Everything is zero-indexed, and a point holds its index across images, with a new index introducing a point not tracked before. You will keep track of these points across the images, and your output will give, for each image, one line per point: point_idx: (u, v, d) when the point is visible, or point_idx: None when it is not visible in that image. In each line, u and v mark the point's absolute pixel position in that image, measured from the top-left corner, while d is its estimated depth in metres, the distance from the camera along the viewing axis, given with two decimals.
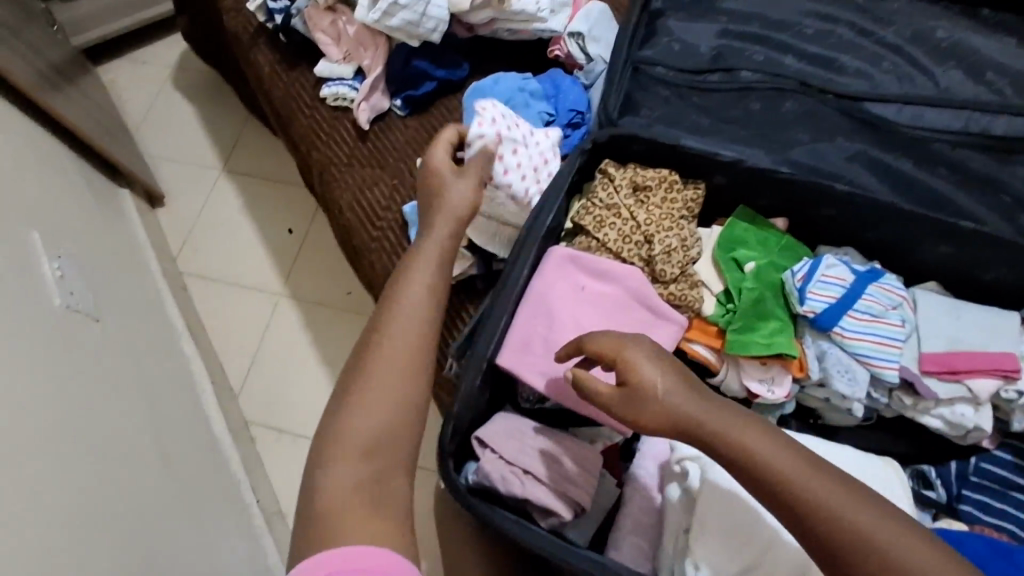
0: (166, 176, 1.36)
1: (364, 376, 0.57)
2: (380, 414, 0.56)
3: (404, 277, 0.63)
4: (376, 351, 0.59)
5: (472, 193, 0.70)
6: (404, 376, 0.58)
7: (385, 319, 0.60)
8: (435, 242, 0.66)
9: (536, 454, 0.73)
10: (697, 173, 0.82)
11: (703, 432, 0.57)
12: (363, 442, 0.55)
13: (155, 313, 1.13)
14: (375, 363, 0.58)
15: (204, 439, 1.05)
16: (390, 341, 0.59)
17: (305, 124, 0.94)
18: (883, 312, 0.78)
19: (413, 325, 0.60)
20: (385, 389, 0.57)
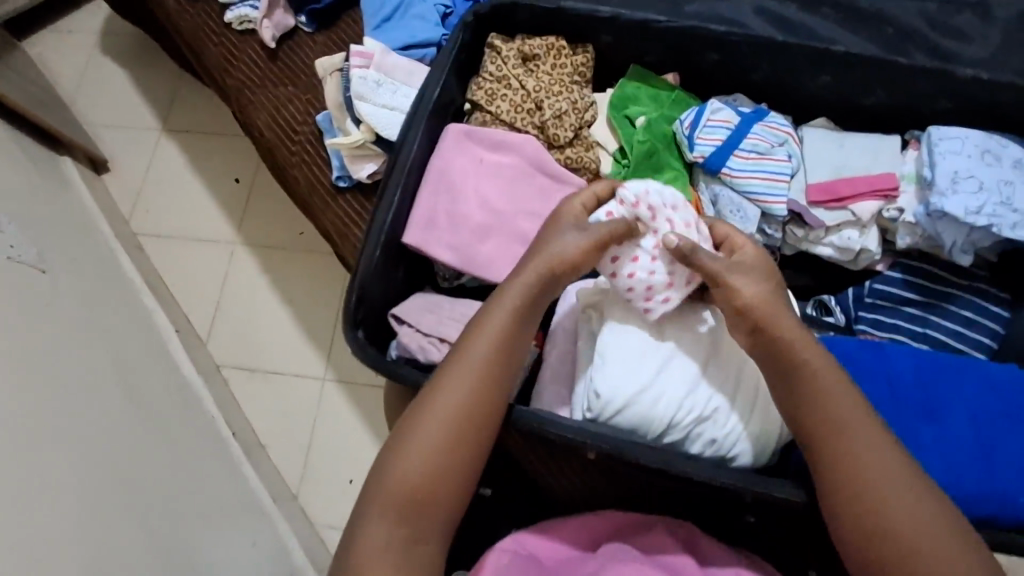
0: (132, 164, 1.86)
1: (424, 421, 0.63)
2: (421, 468, 0.61)
3: (477, 328, 0.66)
4: (435, 407, 0.63)
5: (581, 251, 0.67)
6: (459, 439, 0.63)
7: (454, 371, 0.64)
8: (512, 298, 0.67)
9: (451, 324, 0.81)
10: (585, 37, 0.87)
11: (839, 428, 0.60)
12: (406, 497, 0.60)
13: (115, 270, 1.57)
14: (432, 415, 0.63)
15: (159, 349, 1.49)
16: (445, 401, 0.63)
17: (216, 51, 1.16)
18: (769, 149, 0.82)
19: (472, 392, 0.64)
20: (434, 447, 0.62)
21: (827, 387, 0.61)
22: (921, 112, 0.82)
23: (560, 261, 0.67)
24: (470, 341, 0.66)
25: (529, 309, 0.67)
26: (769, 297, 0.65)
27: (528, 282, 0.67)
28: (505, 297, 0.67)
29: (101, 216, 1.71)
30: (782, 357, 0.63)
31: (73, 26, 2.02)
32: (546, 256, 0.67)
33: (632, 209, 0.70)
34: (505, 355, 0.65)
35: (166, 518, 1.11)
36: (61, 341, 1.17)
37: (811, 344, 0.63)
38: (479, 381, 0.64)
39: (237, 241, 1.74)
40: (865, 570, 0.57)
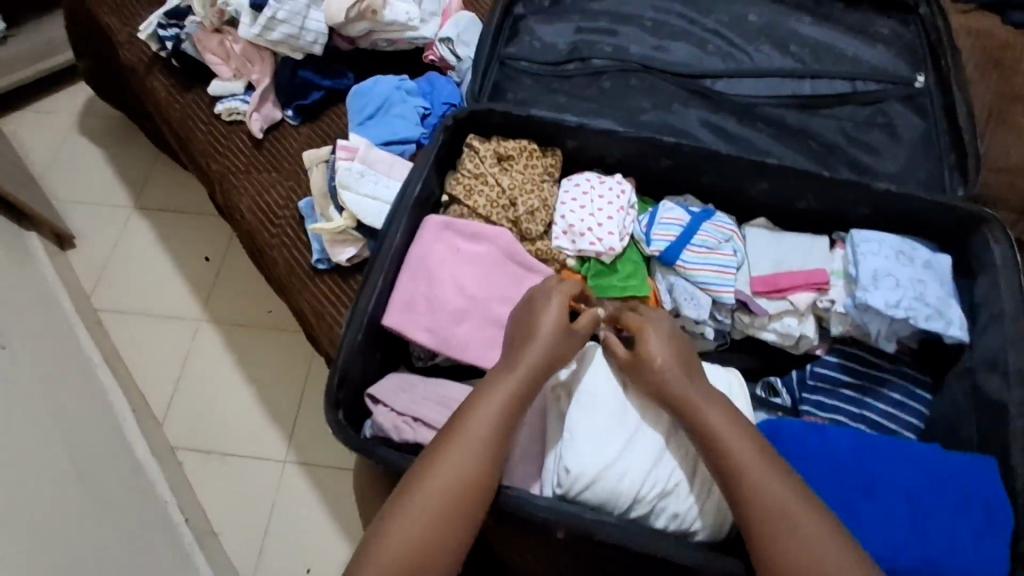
0: (100, 239, 1.87)
1: (408, 512, 0.67)
2: (405, 556, 0.65)
3: (481, 405, 0.72)
4: (418, 500, 0.67)
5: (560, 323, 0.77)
6: (442, 529, 0.66)
7: (438, 465, 0.69)
8: (516, 377, 0.74)
9: (426, 404, 0.84)
10: (553, 142, 0.97)
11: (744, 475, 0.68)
12: (401, 564, 0.64)
13: (72, 347, 1.54)
14: (431, 484, 0.68)
15: (112, 429, 1.44)
16: (444, 473, 0.68)
17: (204, 137, 1.23)
18: (717, 245, 0.91)
19: (458, 483, 0.68)
20: (418, 534, 0.66)
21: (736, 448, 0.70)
22: (845, 214, 0.94)
23: (553, 345, 0.76)
24: (473, 418, 0.71)
25: (512, 407, 0.72)
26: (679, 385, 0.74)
27: (528, 364, 0.74)
28: (487, 396, 0.73)
29: (62, 291, 1.69)
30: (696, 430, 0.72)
31: (51, 107, 2.07)
32: (533, 354, 0.75)
33: (614, 185, 0.95)
34: (496, 439, 0.71)
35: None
36: (15, 421, 1.12)
37: (713, 408, 0.73)
38: (479, 455, 0.70)
39: (203, 317, 1.74)
40: None
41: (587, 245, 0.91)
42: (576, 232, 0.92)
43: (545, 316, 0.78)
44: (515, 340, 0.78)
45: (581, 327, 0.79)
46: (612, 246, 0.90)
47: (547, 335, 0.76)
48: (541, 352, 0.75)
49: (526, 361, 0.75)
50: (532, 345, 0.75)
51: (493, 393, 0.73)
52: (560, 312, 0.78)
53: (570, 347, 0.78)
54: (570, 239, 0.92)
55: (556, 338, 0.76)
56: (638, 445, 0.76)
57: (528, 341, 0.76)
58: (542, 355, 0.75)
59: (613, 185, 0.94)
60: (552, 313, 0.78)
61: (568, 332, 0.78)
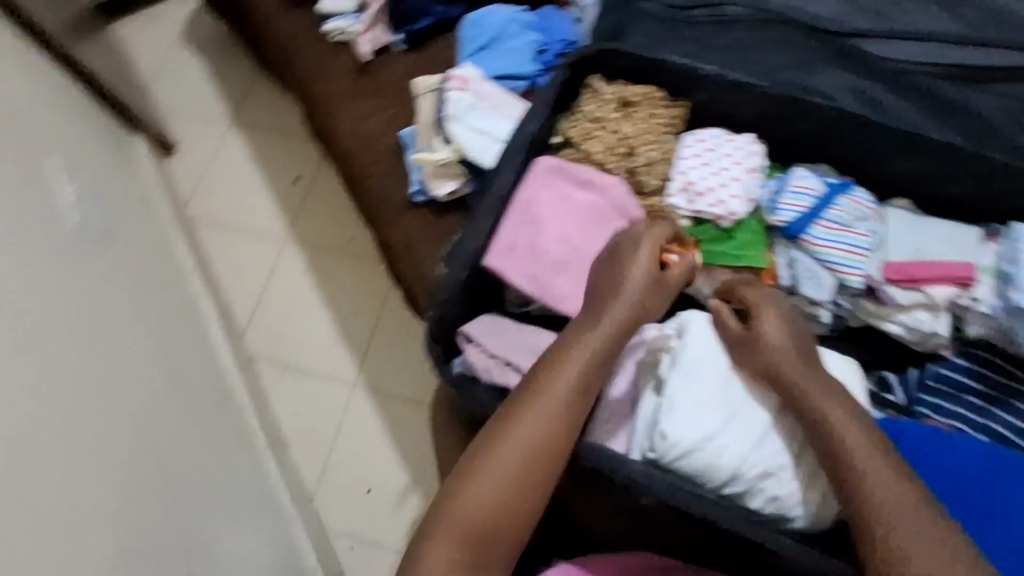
0: (197, 149, 1.92)
1: (490, 465, 0.67)
2: (486, 505, 0.65)
3: (567, 360, 0.71)
4: (501, 453, 0.67)
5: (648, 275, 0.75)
6: (521, 484, 0.66)
7: (521, 420, 0.68)
8: (603, 334, 0.72)
9: (517, 349, 0.82)
10: (679, 92, 0.90)
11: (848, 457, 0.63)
12: (483, 513, 0.65)
13: (168, 250, 1.61)
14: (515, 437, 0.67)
15: (199, 332, 1.51)
16: (528, 427, 0.68)
17: (311, 56, 1.21)
18: (851, 222, 0.83)
19: (541, 437, 0.68)
20: (502, 485, 0.66)
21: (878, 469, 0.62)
22: (1003, 205, 0.83)
23: (640, 299, 0.74)
24: (559, 372, 0.70)
25: (595, 364, 0.71)
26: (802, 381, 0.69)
27: (617, 322, 0.73)
28: (572, 351, 0.71)
29: (162, 196, 1.76)
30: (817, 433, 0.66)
31: (160, 17, 2.11)
32: (620, 311, 0.73)
33: (742, 144, 0.87)
34: (580, 394, 0.70)
35: (198, 503, 1.11)
36: (116, 315, 1.19)
37: (846, 415, 0.66)
38: (564, 411, 0.69)
39: (288, 237, 1.78)
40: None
41: (707, 208, 0.85)
42: (696, 190, 0.86)
43: (634, 268, 0.75)
44: (600, 292, 0.75)
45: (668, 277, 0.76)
46: (734, 210, 0.85)
47: (636, 291, 0.74)
48: (630, 300, 0.74)
49: (610, 312, 0.73)
50: (620, 302, 0.73)
51: (578, 349, 0.71)
52: (649, 260, 0.76)
53: (656, 301, 0.76)
54: (689, 199, 0.86)
55: (644, 292, 0.74)
56: (739, 424, 0.72)
57: (615, 296, 0.74)
58: (630, 313, 0.73)
59: (740, 143, 0.87)
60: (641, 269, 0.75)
61: (655, 287, 0.76)
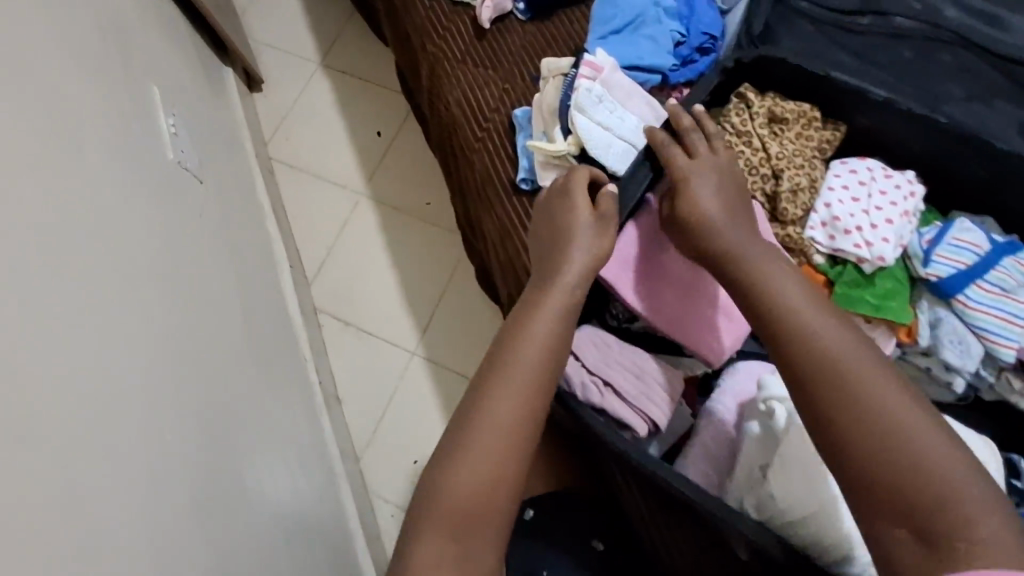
0: (284, 88, 1.89)
1: (470, 440, 0.63)
2: (472, 489, 0.61)
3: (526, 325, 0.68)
4: (482, 424, 0.63)
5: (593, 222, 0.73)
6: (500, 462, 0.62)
7: (490, 396, 0.64)
8: (561, 294, 0.70)
9: (620, 371, 0.77)
10: (839, 113, 0.80)
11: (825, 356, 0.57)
12: (464, 499, 0.61)
13: (249, 190, 1.59)
14: (491, 412, 0.64)
15: (272, 277, 1.50)
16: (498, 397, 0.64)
17: (425, 13, 1.14)
18: (1014, 288, 0.74)
19: (517, 410, 0.64)
20: (486, 466, 0.62)
21: (933, 452, 0.51)
22: None
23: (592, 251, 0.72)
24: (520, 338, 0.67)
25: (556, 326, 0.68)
26: (829, 347, 0.57)
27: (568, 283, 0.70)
28: (533, 318, 0.68)
29: (246, 132, 1.74)
30: (850, 412, 0.54)
31: None
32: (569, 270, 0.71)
33: (905, 188, 0.78)
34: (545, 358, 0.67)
35: (262, 451, 1.12)
36: (201, 250, 1.18)
37: (880, 383, 0.55)
38: (531, 379, 0.65)
39: (364, 192, 1.75)
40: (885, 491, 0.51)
41: (848, 250, 0.76)
42: (840, 227, 0.77)
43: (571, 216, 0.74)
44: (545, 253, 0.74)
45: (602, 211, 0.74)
46: (882, 255, 0.75)
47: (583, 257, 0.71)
48: (577, 265, 0.71)
49: (571, 279, 0.70)
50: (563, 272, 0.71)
51: (541, 312, 0.69)
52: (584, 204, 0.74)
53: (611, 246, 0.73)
54: (830, 238, 0.78)
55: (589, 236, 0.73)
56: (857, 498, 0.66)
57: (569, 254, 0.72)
58: (576, 276, 0.71)
59: (902, 187, 0.78)
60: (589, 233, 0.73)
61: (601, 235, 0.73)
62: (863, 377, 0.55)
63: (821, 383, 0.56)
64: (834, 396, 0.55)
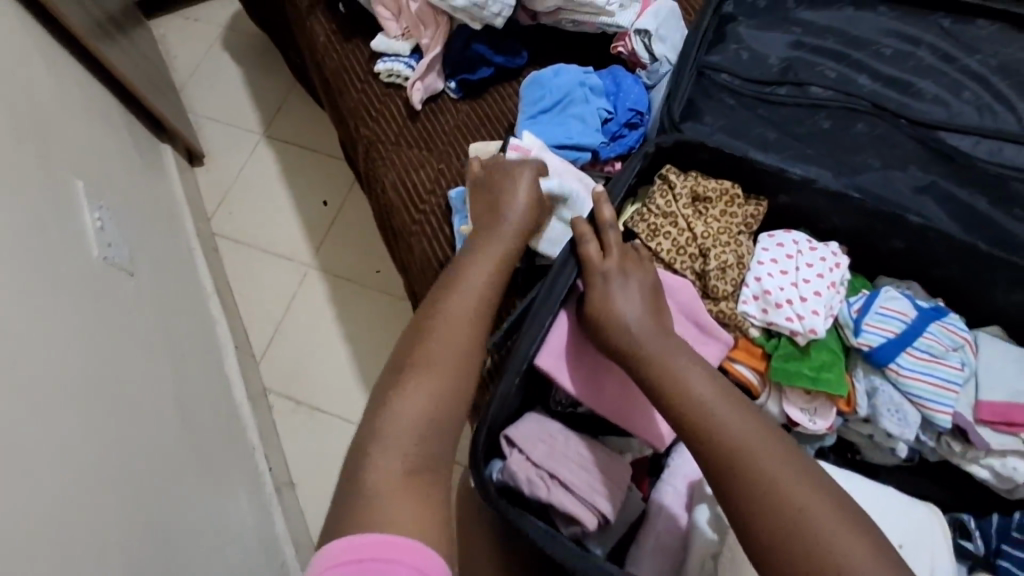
0: (226, 162, 1.86)
1: (419, 375, 0.70)
2: (417, 420, 0.67)
3: (468, 278, 0.78)
4: (429, 366, 0.71)
5: (526, 198, 0.85)
6: (440, 411, 0.69)
7: (430, 346, 0.73)
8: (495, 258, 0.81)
9: (565, 462, 0.75)
10: (762, 189, 0.82)
11: (730, 446, 0.59)
12: (408, 432, 0.66)
13: (189, 270, 1.55)
14: (438, 351, 0.72)
15: (213, 361, 1.44)
16: (443, 343, 0.73)
17: (358, 95, 1.14)
18: (943, 353, 0.75)
19: (459, 354, 0.72)
20: (429, 404, 0.68)
21: (838, 543, 0.53)
22: None
23: (521, 225, 0.84)
24: (464, 289, 0.77)
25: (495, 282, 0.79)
26: (737, 435, 0.60)
27: (502, 251, 0.81)
28: (474, 276, 0.79)
29: (186, 210, 1.70)
30: (758, 501, 0.57)
31: (202, 16, 2.07)
32: (504, 236, 0.83)
33: (828, 258, 0.79)
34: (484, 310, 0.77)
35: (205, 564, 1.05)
36: (133, 350, 1.13)
37: (787, 470, 0.57)
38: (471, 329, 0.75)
39: (312, 264, 1.72)
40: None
41: (784, 325, 0.76)
42: (772, 301, 0.77)
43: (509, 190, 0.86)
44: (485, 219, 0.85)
45: (522, 187, 0.86)
46: (814, 328, 0.76)
47: (507, 225, 0.83)
48: (509, 238, 0.83)
49: None
50: (496, 241, 0.82)
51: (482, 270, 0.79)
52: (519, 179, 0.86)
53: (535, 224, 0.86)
54: (763, 313, 0.78)
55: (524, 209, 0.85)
56: None
57: (505, 228, 0.83)
58: (508, 245, 0.82)
59: (824, 258, 0.79)
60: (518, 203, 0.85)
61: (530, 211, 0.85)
62: (767, 465, 0.58)
63: (734, 476, 0.58)
64: (740, 485, 0.58)
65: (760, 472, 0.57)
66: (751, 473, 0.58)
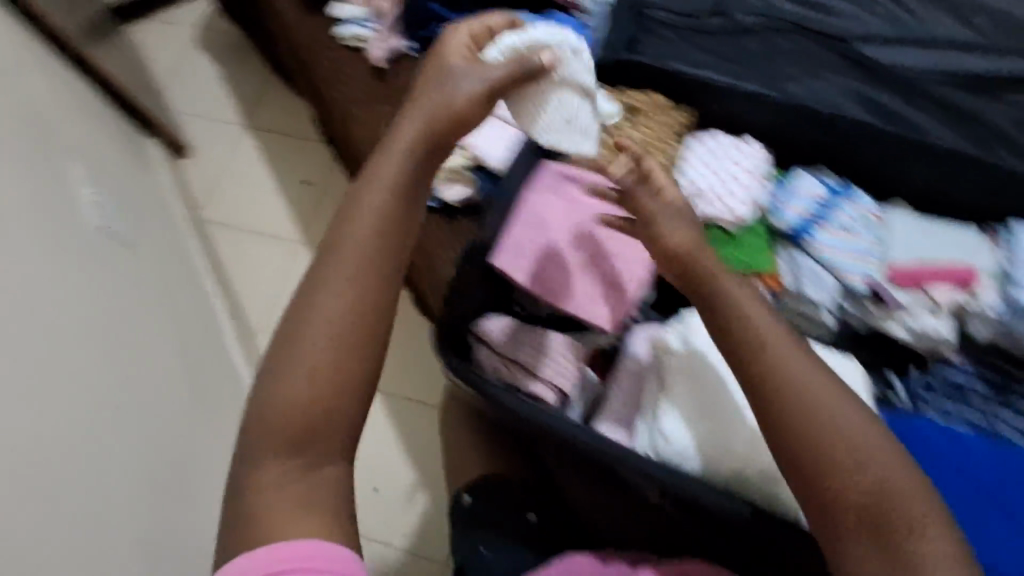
0: (211, 152, 1.95)
1: (304, 330, 0.55)
2: (309, 394, 0.54)
3: (359, 195, 0.58)
4: (315, 317, 0.54)
5: (471, 94, 0.61)
6: (340, 379, 0.54)
7: (322, 287, 0.55)
8: (400, 169, 0.59)
9: (525, 348, 0.85)
10: (691, 100, 0.92)
11: (795, 382, 0.53)
12: (298, 408, 0.54)
13: (182, 249, 1.63)
14: (328, 298, 0.55)
15: (211, 329, 1.53)
16: (326, 286, 0.55)
17: (328, 61, 1.24)
18: (852, 227, 0.86)
19: (349, 300, 0.55)
20: (315, 372, 0.54)
21: (899, 487, 0.50)
22: (1006, 208, 0.84)
23: (440, 120, 0.60)
24: (362, 206, 0.58)
25: (403, 196, 0.59)
26: (793, 372, 0.54)
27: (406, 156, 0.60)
28: (368, 191, 0.58)
29: (175, 197, 1.78)
30: (802, 437, 0.52)
31: (178, 19, 2.16)
32: (406, 137, 0.60)
33: (749, 152, 0.89)
34: (380, 238, 0.57)
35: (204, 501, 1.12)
36: (134, 308, 1.21)
37: (842, 408, 0.53)
38: (365, 264, 0.56)
39: (299, 240, 1.80)
40: (861, 526, 0.50)
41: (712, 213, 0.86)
42: (700, 194, 0.87)
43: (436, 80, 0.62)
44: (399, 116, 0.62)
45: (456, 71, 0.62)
46: (737, 212, 0.86)
47: (413, 127, 0.60)
48: (417, 142, 0.60)
49: None
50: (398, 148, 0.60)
51: (377, 186, 0.58)
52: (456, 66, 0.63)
53: (467, 116, 0.61)
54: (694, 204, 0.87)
55: (465, 103, 0.61)
56: (736, 421, 0.74)
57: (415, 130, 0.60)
58: (409, 154, 0.60)
59: (745, 152, 0.89)
60: (456, 102, 0.60)
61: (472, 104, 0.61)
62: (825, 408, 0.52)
63: (798, 416, 0.53)
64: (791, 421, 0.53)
65: (823, 413, 0.52)
66: (813, 412, 0.53)
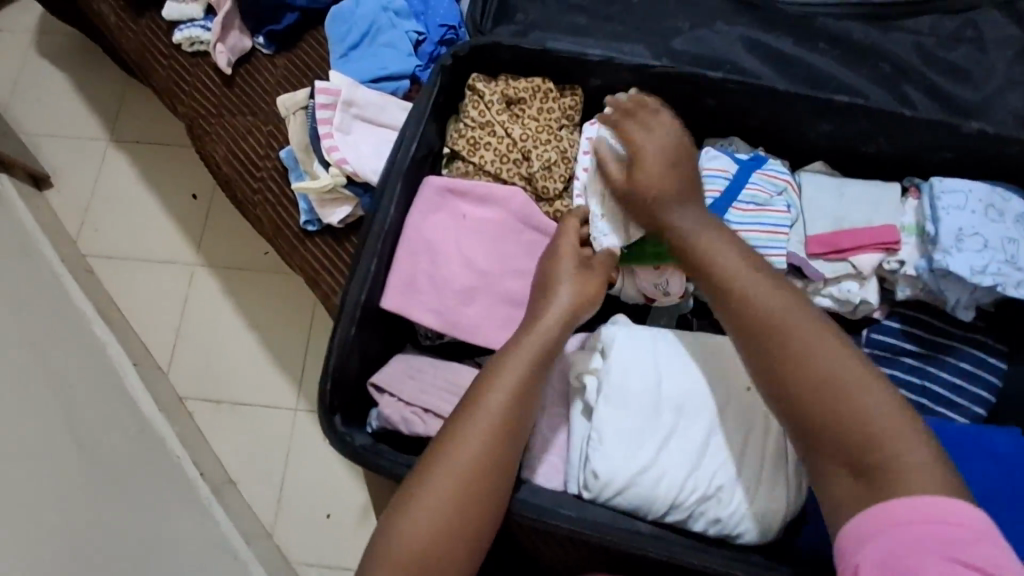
0: (76, 176, 1.70)
1: (435, 474, 0.60)
2: (426, 541, 0.58)
3: (496, 367, 0.64)
4: (451, 465, 0.60)
5: (592, 287, 0.70)
6: (461, 526, 0.59)
7: (458, 440, 0.61)
8: (531, 344, 0.65)
9: (435, 394, 0.75)
10: (572, 77, 0.81)
11: (699, 256, 0.64)
12: (414, 552, 0.57)
13: (63, 294, 1.43)
14: (461, 456, 0.60)
15: (116, 380, 1.36)
16: (465, 443, 0.60)
17: (164, 72, 1.05)
18: (768, 200, 0.77)
19: (483, 460, 0.61)
20: (440, 519, 0.58)
21: (796, 329, 0.57)
22: (921, 160, 0.79)
23: (570, 305, 0.68)
24: (496, 380, 0.63)
25: (535, 368, 0.65)
26: (767, 304, 0.59)
27: (545, 326, 0.66)
28: (507, 360, 0.65)
29: (43, 237, 1.55)
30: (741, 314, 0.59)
31: (6, 26, 1.84)
32: (547, 317, 0.67)
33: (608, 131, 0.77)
34: (517, 407, 0.63)
35: (180, 569, 1.02)
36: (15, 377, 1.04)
37: (780, 301, 0.59)
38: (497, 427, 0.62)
39: (198, 262, 1.61)
40: (754, 353, 0.58)
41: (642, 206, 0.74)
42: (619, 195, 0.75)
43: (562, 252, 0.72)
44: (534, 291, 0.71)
45: (591, 261, 0.72)
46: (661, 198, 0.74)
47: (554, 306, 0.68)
48: (557, 314, 0.68)
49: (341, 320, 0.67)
50: (542, 318, 0.67)
51: (512, 361, 0.64)
52: (572, 244, 0.72)
53: (593, 300, 0.70)
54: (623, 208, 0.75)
55: (580, 285, 0.70)
56: (674, 447, 0.68)
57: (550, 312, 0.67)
58: (555, 321, 0.67)
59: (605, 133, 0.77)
60: (569, 299, 0.68)
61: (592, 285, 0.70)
62: (807, 333, 0.57)
63: (717, 279, 0.62)
64: (766, 344, 0.57)
65: (728, 274, 0.62)
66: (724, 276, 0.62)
